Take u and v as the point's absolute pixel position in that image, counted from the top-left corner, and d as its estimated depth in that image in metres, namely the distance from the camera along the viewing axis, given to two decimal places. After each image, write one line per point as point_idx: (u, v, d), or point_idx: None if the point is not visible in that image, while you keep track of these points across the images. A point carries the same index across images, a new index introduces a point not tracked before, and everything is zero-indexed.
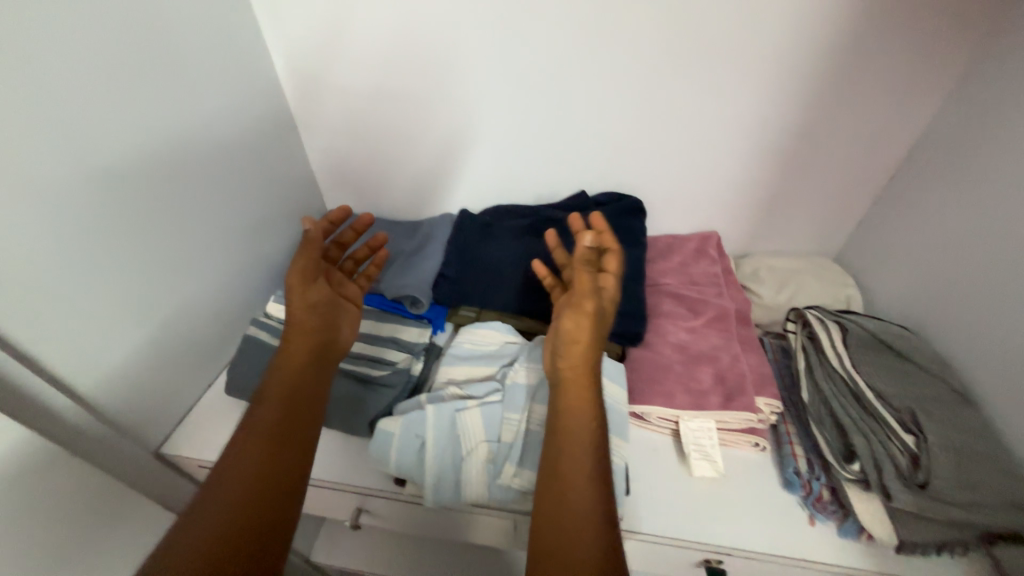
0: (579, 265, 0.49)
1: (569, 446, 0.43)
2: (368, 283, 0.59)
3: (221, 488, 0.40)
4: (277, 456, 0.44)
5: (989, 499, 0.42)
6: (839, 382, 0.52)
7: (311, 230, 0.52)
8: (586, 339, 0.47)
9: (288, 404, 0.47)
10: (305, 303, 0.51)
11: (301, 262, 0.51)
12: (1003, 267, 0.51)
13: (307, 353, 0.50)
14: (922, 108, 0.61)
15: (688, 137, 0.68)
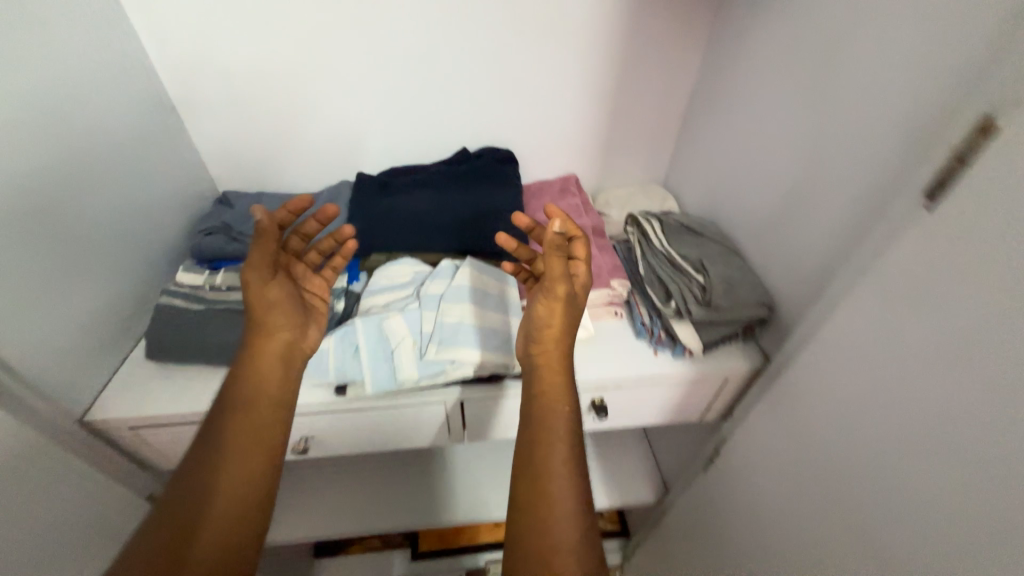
0: (552, 253, 0.50)
1: (542, 436, 0.46)
2: (334, 275, 0.59)
3: (191, 496, 0.40)
4: (252, 469, 0.43)
5: (746, 303, 0.64)
6: (660, 255, 0.72)
7: (262, 221, 0.48)
8: (557, 319, 0.51)
9: (260, 411, 0.46)
10: (269, 301, 0.49)
11: (261, 256, 0.49)
12: (737, 163, 0.76)
13: (271, 355, 0.49)
14: (690, 61, 0.85)
15: (533, 94, 0.85)
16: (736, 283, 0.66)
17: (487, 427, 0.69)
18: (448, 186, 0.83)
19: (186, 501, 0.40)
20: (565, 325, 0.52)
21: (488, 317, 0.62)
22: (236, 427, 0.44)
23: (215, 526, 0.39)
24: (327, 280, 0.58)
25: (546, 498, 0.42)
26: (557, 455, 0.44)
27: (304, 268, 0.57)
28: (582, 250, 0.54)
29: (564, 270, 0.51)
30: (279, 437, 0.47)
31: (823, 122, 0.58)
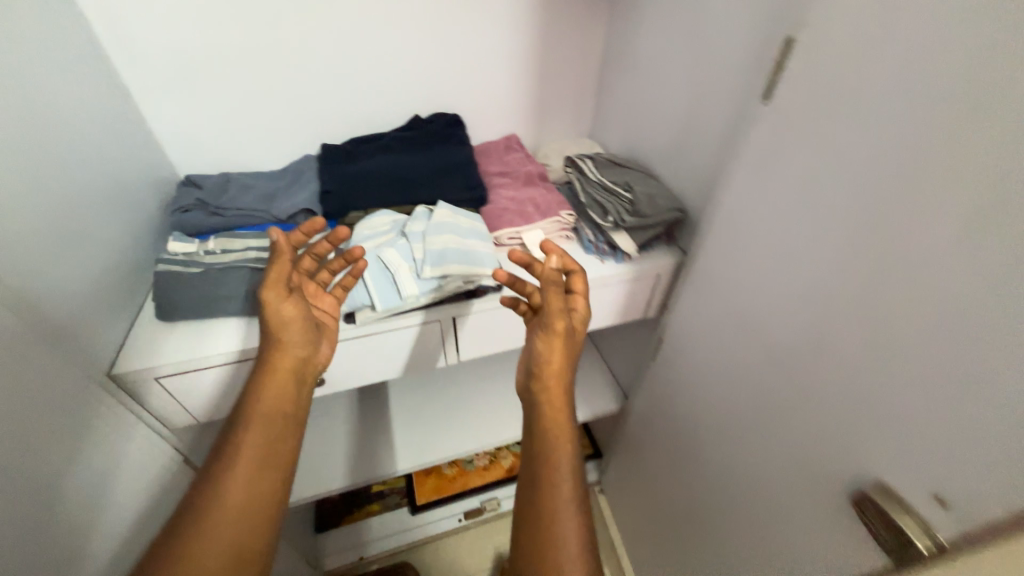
0: (551, 290, 0.61)
1: (548, 465, 0.59)
2: (343, 292, 0.67)
3: (212, 515, 0.48)
4: (262, 482, 0.52)
5: (664, 209, 0.83)
6: (595, 185, 0.89)
7: (277, 241, 0.59)
8: (558, 355, 0.62)
9: (269, 428, 0.55)
10: (282, 316, 0.59)
11: (277, 277, 0.59)
12: (643, 106, 0.94)
13: (287, 373, 0.59)
14: (599, 26, 1.01)
15: (471, 62, 0.98)
16: (655, 196, 0.84)
17: (476, 341, 0.83)
18: (407, 149, 0.93)
19: (205, 509, 0.48)
20: (563, 358, 0.62)
21: (467, 241, 0.74)
22: (249, 446, 0.53)
23: (228, 543, 0.47)
24: (336, 298, 0.67)
25: (552, 516, 0.56)
26: (562, 491, 0.58)
27: (315, 286, 0.66)
28: (579, 286, 0.67)
29: (562, 307, 0.62)
30: (288, 459, 0.55)
31: (700, 62, 0.76)
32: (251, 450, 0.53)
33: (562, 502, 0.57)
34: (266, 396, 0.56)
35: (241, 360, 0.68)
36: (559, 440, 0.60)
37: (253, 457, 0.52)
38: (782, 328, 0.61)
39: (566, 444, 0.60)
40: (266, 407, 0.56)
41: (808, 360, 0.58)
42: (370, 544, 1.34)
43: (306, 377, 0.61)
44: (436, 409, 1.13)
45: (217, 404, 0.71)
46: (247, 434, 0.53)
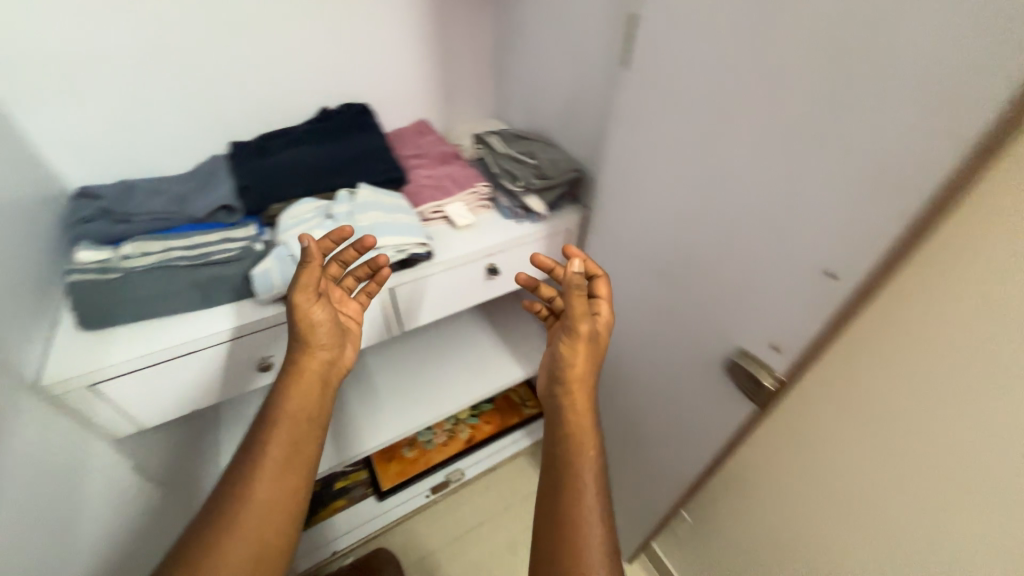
0: (574, 294, 0.67)
1: (574, 474, 0.63)
2: (366, 300, 0.73)
3: (243, 511, 0.52)
4: (288, 482, 0.56)
5: (565, 171, 0.95)
6: (503, 157, 0.99)
7: (310, 248, 0.61)
8: (580, 354, 0.69)
9: (296, 429, 0.59)
10: (307, 321, 0.62)
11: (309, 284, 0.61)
12: (536, 84, 1.05)
13: (315, 376, 0.63)
14: (488, 13, 1.09)
15: (371, 53, 1.02)
16: (556, 160, 0.96)
17: (416, 309, 0.90)
18: (320, 140, 0.96)
19: (241, 499, 0.53)
20: (586, 362, 0.68)
21: (393, 216, 0.81)
22: (277, 448, 0.57)
23: (249, 542, 0.51)
24: (360, 304, 0.72)
25: (575, 526, 0.59)
26: (586, 499, 0.61)
27: (339, 292, 0.70)
28: (603, 290, 0.72)
29: (586, 311, 0.68)
30: (309, 462, 0.59)
31: (576, 40, 0.88)
32: (278, 451, 0.57)
33: (585, 489, 0.61)
34: (293, 399, 0.60)
35: (194, 351, 0.71)
36: (585, 446, 0.65)
37: (281, 457, 0.57)
38: (662, 251, 0.76)
39: (590, 451, 0.64)
40: (295, 410, 0.59)
41: (682, 273, 0.73)
42: (342, 537, 1.36)
43: (330, 379, 0.65)
44: (389, 390, 1.17)
45: (161, 404, 0.72)
46: (277, 435, 0.57)
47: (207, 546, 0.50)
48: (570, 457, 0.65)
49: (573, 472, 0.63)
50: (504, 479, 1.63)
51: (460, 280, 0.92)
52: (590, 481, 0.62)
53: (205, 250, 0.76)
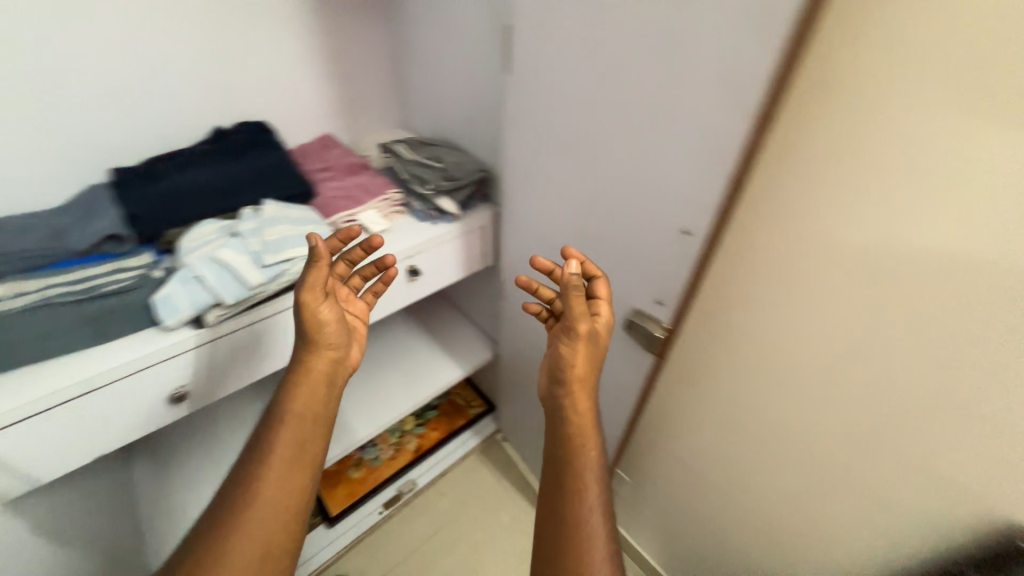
0: (573, 295, 0.66)
1: (576, 473, 0.66)
2: (370, 301, 0.81)
3: (258, 498, 0.59)
4: (296, 473, 0.62)
5: (471, 171, 1.01)
6: (411, 163, 1.03)
7: (317, 248, 0.65)
8: (581, 355, 0.69)
9: (303, 424, 0.65)
10: (314, 321, 0.68)
11: (316, 284, 0.67)
12: (437, 93, 1.10)
13: (322, 373, 0.69)
14: (381, 28, 1.13)
15: (262, 70, 1.01)
16: (462, 162, 1.02)
17: None
18: (217, 159, 0.93)
19: (252, 487, 0.59)
20: (586, 362, 0.69)
21: (303, 228, 0.82)
22: (283, 447, 0.63)
23: (255, 539, 0.56)
24: (365, 305, 0.79)
25: (579, 530, 0.61)
26: (586, 499, 0.63)
27: (345, 293, 0.77)
28: (603, 290, 0.69)
29: (584, 313, 0.66)
30: (315, 455, 0.66)
31: (466, 50, 0.95)
32: (284, 449, 0.63)
33: (589, 489, 0.64)
34: (299, 399, 0.66)
35: (113, 381, 0.68)
36: (587, 445, 0.67)
37: (291, 450, 0.63)
38: (563, 234, 0.84)
39: (591, 451, 0.66)
40: (300, 409, 0.66)
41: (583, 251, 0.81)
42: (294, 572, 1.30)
43: (337, 376, 0.72)
44: None
45: (59, 451, 0.67)
46: (285, 433, 0.64)
47: (218, 539, 0.55)
48: (575, 459, 0.66)
49: (577, 476, 0.65)
50: (456, 480, 1.64)
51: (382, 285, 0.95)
52: (593, 483, 0.65)
53: (93, 283, 0.71)
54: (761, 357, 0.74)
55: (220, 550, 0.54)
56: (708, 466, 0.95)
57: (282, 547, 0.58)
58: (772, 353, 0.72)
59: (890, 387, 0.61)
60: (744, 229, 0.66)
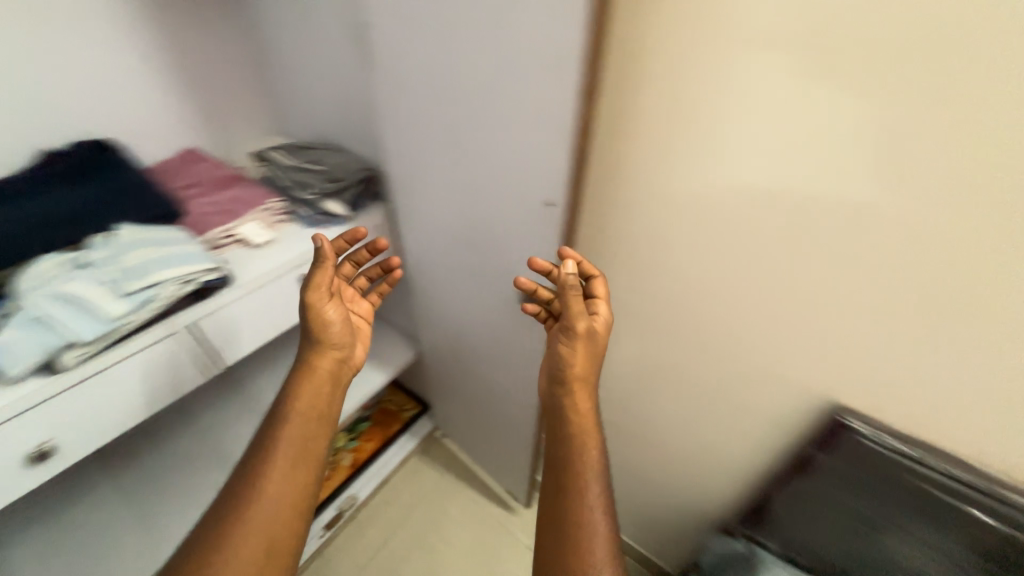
0: (571, 296, 0.65)
1: (580, 470, 0.64)
2: (371, 302, 0.84)
3: (263, 498, 0.60)
4: (300, 475, 0.64)
5: (354, 171, 1.00)
6: (290, 170, 1.00)
7: (321, 248, 0.69)
8: (579, 354, 0.69)
9: (308, 423, 0.67)
10: (317, 321, 0.71)
11: (319, 284, 0.70)
12: (309, 96, 1.06)
13: (327, 372, 0.72)
14: (236, 29, 1.06)
15: (95, 82, 0.91)
16: (344, 163, 1.01)
17: (232, 339, 0.86)
18: (50, 185, 0.82)
19: (255, 488, 0.60)
20: (587, 360, 0.69)
21: (164, 250, 0.76)
22: (288, 443, 0.64)
23: (258, 534, 0.58)
24: (366, 306, 0.83)
25: (581, 530, 0.60)
26: (589, 497, 0.62)
27: (347, 295, 0.81)
28: (599, 290, 0.70)
29: (583, 314, 0.67)
30: (319, 459, 0.67)
31: (329, 49, 0.93)
32: (291, 443, 0.65)
33: (591, 491, 0.62)
34: (304, 397, 0.68)
35: None
36: (589, 442, 0.66)
37: (295, 452, 0.64)
38: (451, 223, 0.87)
39: (593, 449, 0.65)
40: (304, 408, 0.67)
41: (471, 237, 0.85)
42: None
43: (343, 375, 0.75)
44: (238, 438, 1.09)
45: None
46: (289, 430, 0.65)
47: (226, 530, 0.57)
48: (578, 463, 0.65)
49: (580, 480, 0.63)
50: (399, 486, 1.62)
51: (275, 297, 0.90)
52: (596, 486, 0.63)
53: None
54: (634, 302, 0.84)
55: (228, 549, 0.56)
56: (615, 414, 1.05)
57: (283, 541, 0.59)
58: (642, 299, 0.82)
59: (730, 314, 0.73)
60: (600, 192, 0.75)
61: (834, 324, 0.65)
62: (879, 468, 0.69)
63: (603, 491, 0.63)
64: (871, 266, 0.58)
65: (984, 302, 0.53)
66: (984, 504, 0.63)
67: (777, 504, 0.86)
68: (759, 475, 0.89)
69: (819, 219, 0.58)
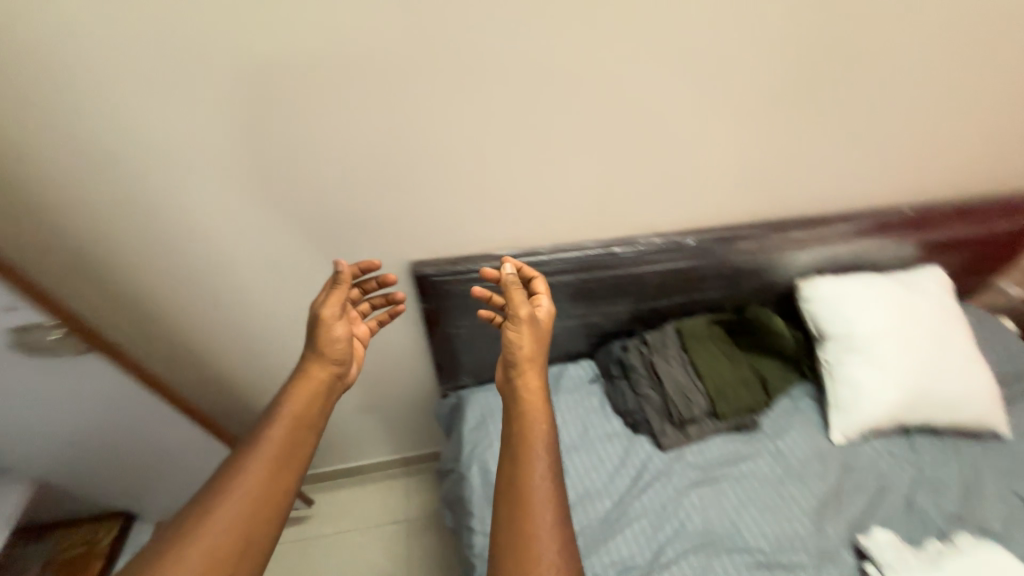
0: (511, 289, 0.71)
1: (522, 441, 0.60)
2: (373, 327, 0.79)
3: (237, 495, 0.57)
4: (282, 480, 0.61)
5: None
6: None
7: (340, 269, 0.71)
8: (524, 336, 0.67)
9: (296, 429, 0.65)
10: (325, 334, 0.70)
11: (336, 305, 0.71)
12: None
13: (318, 382, 0.69)
14: None
15: None
16: None
17: None
18: None
19: (228, 489, 0.58)
20: (535, 344, 0.68)
21: None
22: (265, 452, 0.62)
23: (208, 548, 0.53)
24: (369, 331, 0.78)
25: (527, 526, 0.54)
26: (531, 479, 0.57)
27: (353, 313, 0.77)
28: (540, 288, 0.74)
29: (524, 303, 0.70)
30: (301, 462, 0.64)
31: None
32: (275, 448, 0.62)
33: (537, 473, 0.57)
34: (293, 401, 0.66)
35: None
36: (536, 415, 0.62)
37: (280, 452, 0.62)
38: None
39: (540, 424, 0.61)
40: (292, 411, 0.65)
41: None
42: None
43: (336, 391, 0.71)
44: None
45: None
46: (276, 429, 0.64)
47: (183, 535, 0.53)
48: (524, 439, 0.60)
49: (528, 460, 0.58)
50: None
51: None
52: (542, 473, 0.57)
53: None
54: (222, 253, 0.82)
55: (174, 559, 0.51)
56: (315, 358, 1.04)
57: (243, 548, 0.55)
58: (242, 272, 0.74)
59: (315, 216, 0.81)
60: (89, 158, 0.68)
61: (371, 189, 0.79)
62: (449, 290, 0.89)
63: (549, 481, 0.57)
64: (342, 136, 0.72)
65: (432, 135, 0.74)
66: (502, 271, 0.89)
67: (438, 355, 1.04)
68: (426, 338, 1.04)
69: (265, 120, 0.69)
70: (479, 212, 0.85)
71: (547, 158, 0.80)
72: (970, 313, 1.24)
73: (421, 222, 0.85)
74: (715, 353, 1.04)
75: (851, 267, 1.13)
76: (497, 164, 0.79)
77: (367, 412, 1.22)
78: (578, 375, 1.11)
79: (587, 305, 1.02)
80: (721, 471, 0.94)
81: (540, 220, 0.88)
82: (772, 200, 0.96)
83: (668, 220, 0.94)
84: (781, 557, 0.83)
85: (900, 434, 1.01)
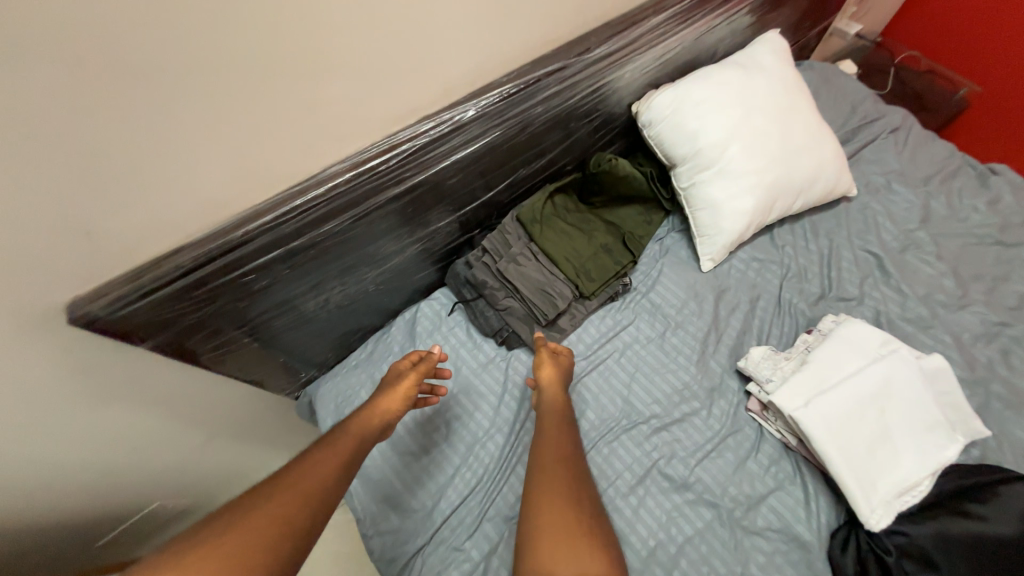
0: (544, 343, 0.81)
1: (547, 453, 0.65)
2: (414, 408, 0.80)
3: (294, 487, 0.58)
4: (332, 485, 0.61)
5: None
6: None
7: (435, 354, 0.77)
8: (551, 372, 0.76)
9: (349, 458, 0.65)
10: (403, 396, 0.74)
11: (419, 376, 0.76)
12: None
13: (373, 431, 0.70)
14: None
15: None
16: None
17: None
18: None
19: (279, 484, 0.58)
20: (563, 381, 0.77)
21: None
22: (325, 463, 0.63)
23: (277, 521, 0.54)
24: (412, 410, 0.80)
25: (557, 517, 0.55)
26: (559, 479, 0.61)
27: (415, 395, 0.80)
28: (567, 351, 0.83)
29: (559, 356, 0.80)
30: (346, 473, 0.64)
31: None
32: (328, 461, 0.63)
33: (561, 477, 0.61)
34: (349, 434, 0.68)
35: None
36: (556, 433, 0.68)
37: (331, 466, 0.63)
38: None
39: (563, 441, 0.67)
40: (346, 443, 0.67)
41: None
42: None
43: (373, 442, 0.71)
44: None
45: None
46: (330, 451, 0.65)
47: (236, 518, 0.54)
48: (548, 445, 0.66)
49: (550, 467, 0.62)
50: None
51: None
52: (566, 469, 0.62)
53: None
54: None
55: (224, 539, 0.51)
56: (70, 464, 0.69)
57: (297, 533, 0.54)
58: None
59: None
60: None
61: None
62: (164, 315, 0.59)
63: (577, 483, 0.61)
64: None
65: None
66: (228, 256, 0.59)
67: (246, 372, 0.79)
68: (222, 369, 0.74)
69: None
70: (124, 199, 0.49)
71: (159, 67, 0.45)
72: (812, 73, 1.14)
73: (25, 263, 0.46)
74: (564, 230, 0.89)
75: (686, 66, 0.95)
76: (79, 112, 0.43)
77: (224, 460, 0.95)
78: (433, 311, 0.91)
79: (395, 237, 0.78)
80: (603, 351, 0.86)
81: (256, 147, 0.56)
82: (559, 9, 0.71)
83: (435, 91, 0.67)
84: (675, 413, 0.80)
85: (764, 234, 0.97)
